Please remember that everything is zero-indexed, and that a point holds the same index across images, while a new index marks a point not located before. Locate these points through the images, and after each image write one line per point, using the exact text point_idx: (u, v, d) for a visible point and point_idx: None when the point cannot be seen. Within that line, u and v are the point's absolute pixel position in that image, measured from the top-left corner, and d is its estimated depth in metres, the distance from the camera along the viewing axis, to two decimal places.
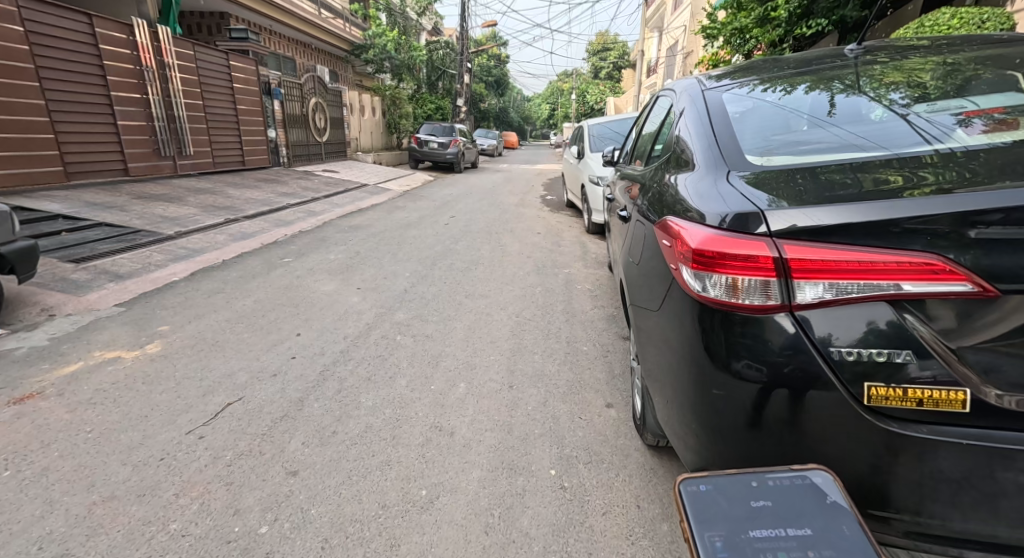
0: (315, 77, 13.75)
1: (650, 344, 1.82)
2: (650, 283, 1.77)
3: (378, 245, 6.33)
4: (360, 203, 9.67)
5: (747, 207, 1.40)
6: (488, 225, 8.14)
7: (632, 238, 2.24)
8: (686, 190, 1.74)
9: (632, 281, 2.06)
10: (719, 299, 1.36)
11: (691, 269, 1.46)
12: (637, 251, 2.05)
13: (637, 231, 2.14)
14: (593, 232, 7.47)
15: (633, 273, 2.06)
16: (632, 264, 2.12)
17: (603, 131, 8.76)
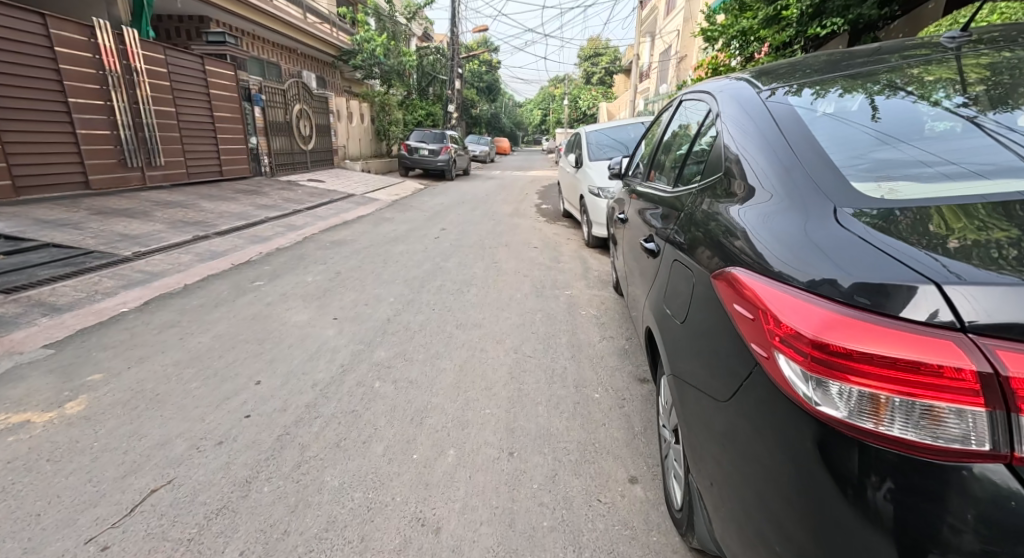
0: (300, 82, 13.26)
1: (706, 440, 1.37)
2: (705, 349, 1.37)
3: (361, 263, 5.82)
4: (345, 215, 9.16)
5: (902, 282, 0.98)
6: (482, 238, 7.65)
7: (665, 284, 1.87)
8: (759, 237, 1.29)
9: (671, 338, 1.67)
10: (860, 422, 0.94)
11: (801, 366, 1.02)
12: (676, 303, 1.67)
13: (672, 275, 1.78)
14: (594, 246, 7.00)
15: (672, 331, 1.67)
16: (667, 319, 1.73)
17: (601, 139, 8.32)
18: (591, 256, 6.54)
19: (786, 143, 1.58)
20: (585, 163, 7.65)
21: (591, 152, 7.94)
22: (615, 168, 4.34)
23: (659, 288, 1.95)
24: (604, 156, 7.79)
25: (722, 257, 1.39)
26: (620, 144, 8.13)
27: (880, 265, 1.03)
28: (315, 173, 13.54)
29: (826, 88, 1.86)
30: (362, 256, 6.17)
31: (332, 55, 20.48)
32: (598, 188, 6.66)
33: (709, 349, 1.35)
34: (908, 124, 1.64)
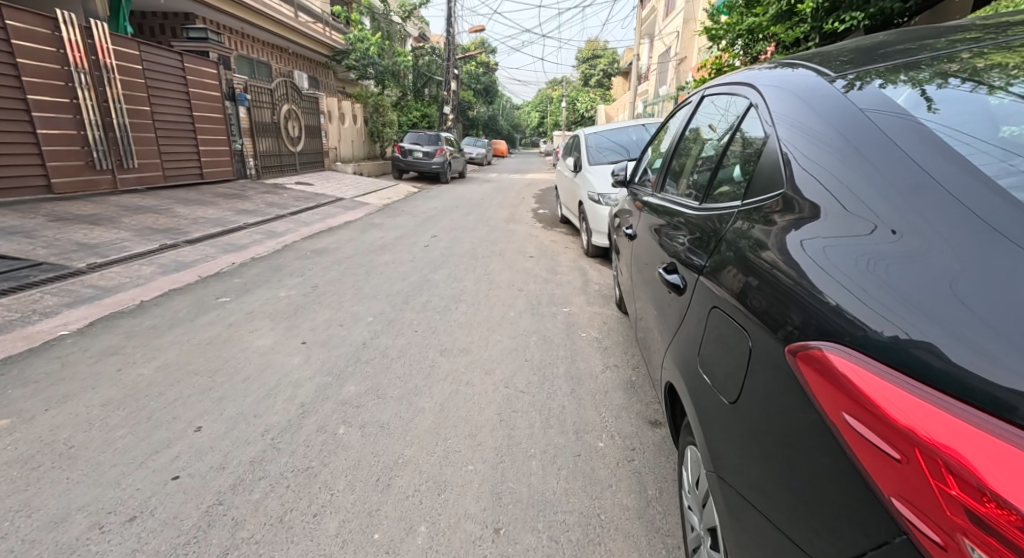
0: (289, 82, 12.84)
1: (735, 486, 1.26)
2: (733, 392, 1.31)
3: (343, 274, 5.39)
4: (331, 221, 8.72)
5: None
6: (474, 246, 7.23)
7: (676, 315, 1.82)
8: (856, 277, 1.05)
9: (688, 372, 1.62)
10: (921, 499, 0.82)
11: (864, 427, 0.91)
12: (695, 337, 1.61)
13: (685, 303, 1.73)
14: (594, 256, 6.57)
15: (689, 369, 1.61)
16: (683, 355, 1.68)
17: (601, 141, 7.90)
18: (590, 267, 6.11)
19: (850, 150, 1.29)
20: (584, 167, 7.24)
21: (590, 155, 7.52)
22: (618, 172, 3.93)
23: (670, 316, 1.90)
24: (604, 159, 7.37)
25: (748, 270, 1.37)
26: (621, 147, 7.71)
27: (957, 322, 0.89)
28: (304, 176, 13.10)
29: (861, 79, 1.51)
30: (344, 267, 5.74)
31: (324, 55, 20.07)
32: (598, 195, 6.24)
33: (738, 393, 1.28)
34: (975, 115, 1.24)
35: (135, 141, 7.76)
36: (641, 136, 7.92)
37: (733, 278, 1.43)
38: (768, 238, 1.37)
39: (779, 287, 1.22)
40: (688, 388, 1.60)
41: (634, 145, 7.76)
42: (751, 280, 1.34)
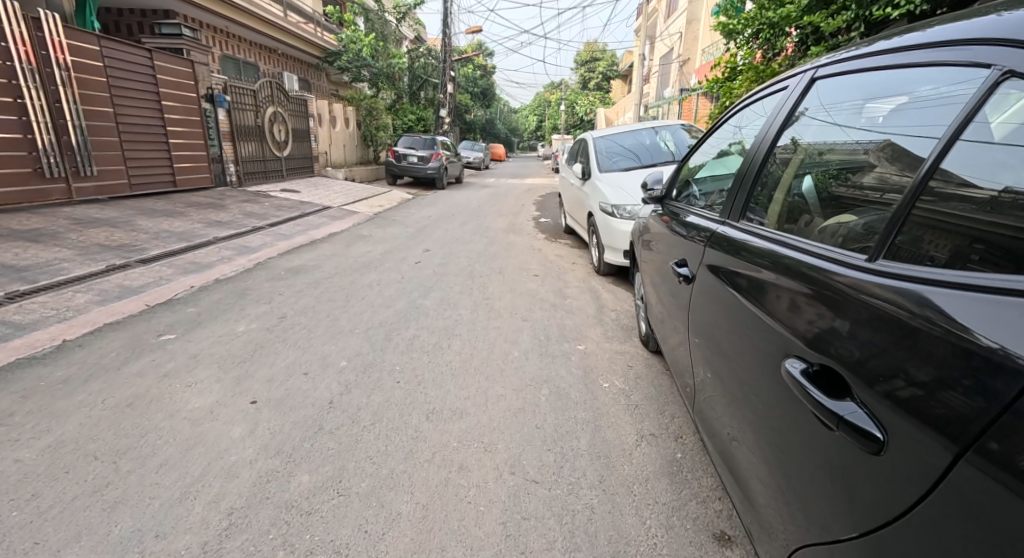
0: (274, 83, 12.15)
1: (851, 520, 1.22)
2: (834, 447, 1.28)
3: (320, 301, 4.66)
4: (315, 233, 8.01)
5: None
6: (471, 262, 6.51)
7: (745, 365, 1.79)
8: None
9: (772, 424, 1.58)
10: None
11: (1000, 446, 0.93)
12: (773, 386, 1.59)
13: (754, 351, 1.71)
14: (605, 273, 5.88)
15: (774, 421, 1.58)
16: (762, 406, 1.65)
17: (611, 146, 7.18)
18: (602, 289, 5.39)
19: None
20: (594, 175, 6.54)
21: (600, 161, 6.80)
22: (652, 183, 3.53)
23: (736, 364, 1.87)
24: (615, 165, 6.67)
25: (835, 308, 1.37)
26: (633, 151, 6.99)
27: None
28: (291, 182, 12.39)
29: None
30: (322, 291, 5.01)
31: (315, 56, 19.39)
32: (613, 207, 5.52)
33: (841, 449, 1.26)
34: None
35: (96, 145, 7.06)
36: (654, 139, 7.18)
37: (810, 312, 1.45)
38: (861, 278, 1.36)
39: (881, 320, 1.23)
40: (775, 445, 1.56)
41: (647, 148, 7.03)
42: (837, 323, 1.34)
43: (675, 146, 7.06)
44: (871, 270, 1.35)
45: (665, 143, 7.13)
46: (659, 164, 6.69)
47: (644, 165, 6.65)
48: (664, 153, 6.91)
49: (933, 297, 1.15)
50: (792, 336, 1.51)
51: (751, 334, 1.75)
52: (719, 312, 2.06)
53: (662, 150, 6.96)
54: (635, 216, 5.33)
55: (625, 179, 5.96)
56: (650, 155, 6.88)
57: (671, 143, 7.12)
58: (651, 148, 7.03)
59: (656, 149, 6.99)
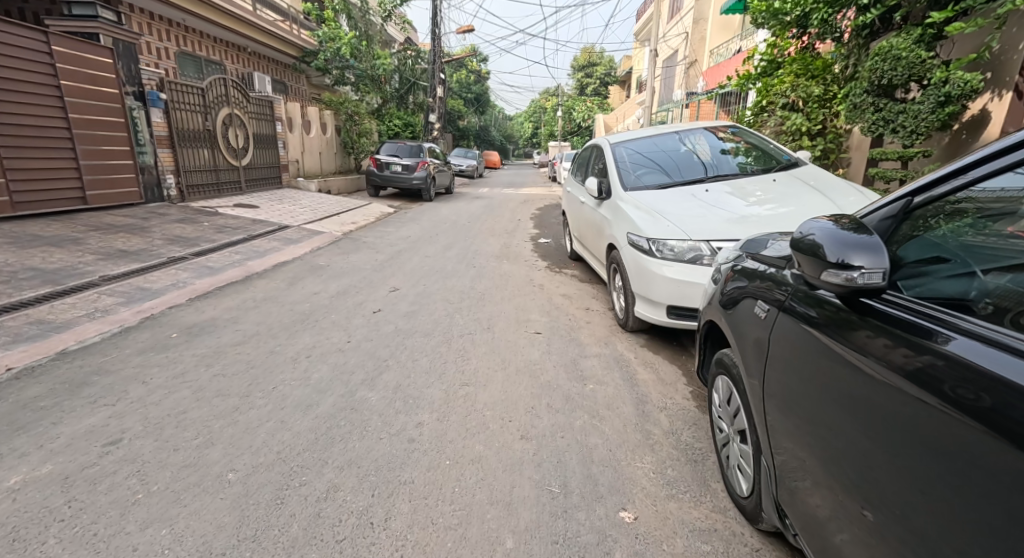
0: (229, 80, 10.57)
1: None
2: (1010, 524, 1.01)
3: (203, 394, 3.00)
4: (255, 264, 6.36)
5: None
6: (449, 313, 4.88)
7: (854, 461, 1.42)
8: None
9: (909, 521, 1.23)
10: None
11: None
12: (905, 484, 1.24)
13: (858, 440, 1.40)
14: (635, 328, 4.31)
15: (924, 535, 1.19)
16: (897, 511, 1.26)
17: (634, 155, 5.50)
18: (632, 363, 3.76)
19: None
20: (614, 196, 4.87)
21: (622, 175, 5.12)
22: (814, 256, 1.57)
23: (845, 453, 1.45)
24: (641, 180, 5.02)
25: (915, 352, 1.29)
26: (664, 162, 5.30)
27: None
28: (250, 196, 10.74)
29: None
30: (217, 371, 3.34)
31: (291, 56, 17.82)
32: (650, 245, 3.87)
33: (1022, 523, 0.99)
34: None
35: None
36: (686, 147, 5.49)
37: (895, 353, 1.33)
38: (924, 331, 1.31)
39: (963, 372, 1.17)
40: None
41: (681, 158, 5.34)
42: (915, 372, 1.27)
43: (718, 153, 5.36)
44: (987, 341, 1.20)
45: (702, 150, 5.44)
46: (702, 178, 4.98)
47: (681, 180, 4.95)
48: (704, 163, 5.22)
49: (1006, 355, 1.13)
50: (898, 411, 1.29)
51: (848, 417, 1.45)
52: (794, 387, 1.69)
53: (701, 160, 5.27)
54: (681, 257, 3.68)
55: (660, 200, 4.30)
56: (687, 167, 5.18)
57: (710, 150, 5.43)
58: (685, 157, 5.35)
59: (695, 159, 5.30)
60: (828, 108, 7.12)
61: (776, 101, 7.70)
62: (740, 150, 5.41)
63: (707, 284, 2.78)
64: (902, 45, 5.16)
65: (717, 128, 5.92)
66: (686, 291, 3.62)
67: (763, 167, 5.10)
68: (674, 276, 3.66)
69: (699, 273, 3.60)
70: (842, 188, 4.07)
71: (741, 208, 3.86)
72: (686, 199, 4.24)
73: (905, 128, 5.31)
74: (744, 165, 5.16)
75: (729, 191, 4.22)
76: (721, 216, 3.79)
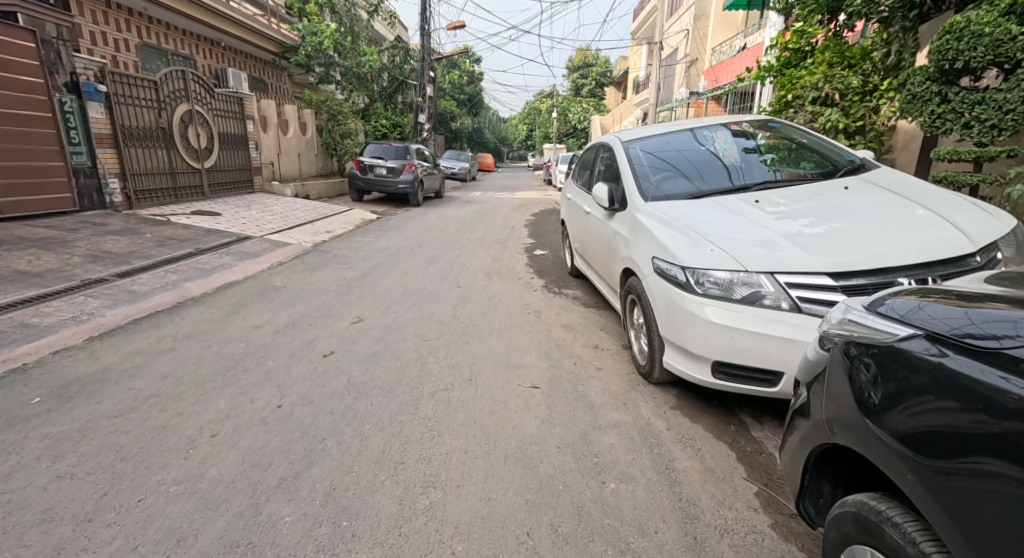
0: (188, 73, 9.53)
1: None
2: None
3: (21, 518, 1.96)
4: (194, 286, 5.33)
5: None
6: (422, 354, 3.87)
7: None
8: None
9: None
10: None
11: None
12: None
13: None
14: (661, 379, 3.31)
15: None
16: None
17: (651, 155, 4.47)
18: (663, 439, 2.75)
19: None
20: (631, 207, 3.85)
21: (638, 180, 4.09)
22: None
23: None
24: (660, 187, 4.01)
25: None
26: (690, 163, 4.26)
27: None
28: (212, 203, 9.70)
29: None
30: (68, 465, 2.31)
31: (270, 51, 16.75)
32: (684, 275, 2.85)
33: None
34: None
35: None
36: (714, 146, 4.46)
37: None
38: None
39: None
40: None
41: (709, 158, 4.31)
42: None
43: (757, 152, 4.33)
44: None
45: (736, 148, 4.40)
46: (742, 182, 3.94)
47: (716, 186, 3.92)
48: (741, 164, 4.18)
49: None
50: None
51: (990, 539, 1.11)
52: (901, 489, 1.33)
53: (736, 160, 4.23)
54: (731, 294, 2.66)
55: (695, 214, 3.27)
56: (720, 170, 4.16)
57: (747, 148, 4.39)
58: (717, 157, 4.32)
59: (729, 159, 4.26)
60: (869, 102, 6.15)
61: (804, 94, 6.71)
62: (780, 148, 4.38)
63: (807, 350, 1.81)
64: (983, 19, 4.20)
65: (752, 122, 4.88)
66: (741, 343, 2.58)
67: (816, 169, 4.08)
68: (723, 322, 2.63)
69: (760, 317, 2.55)
70: (946, 195, 3.02)
71: (812, 224, 2.82)
72: (731, 211, 3.21)
73: (982, 122, 4.37)
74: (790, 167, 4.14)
75: (789, 201, 3.18)
76: (785, 235, 2.75)
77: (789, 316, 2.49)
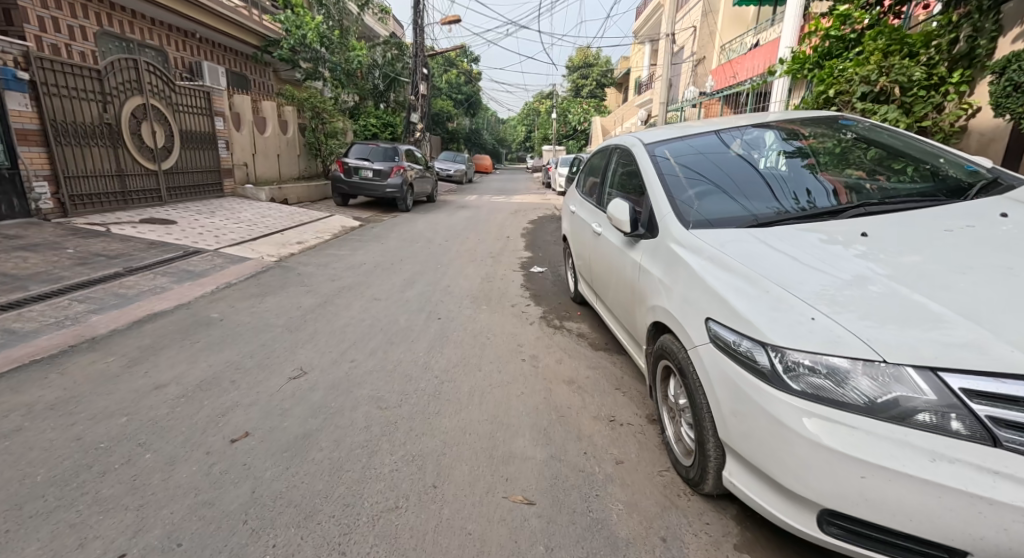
0: (141, 62, 8.45)
1: None
2: None
3: None
4: (102, 321, 4.25)
5: None
6: (374, 437, 2.79)
7: None
8: None
9: None
10: None
11: None
12: None
13: None
14: (711, 492, 2.26)
15: None
16: None
17: (679, 161, 3.36)
18: None
19: None
20: (663, 235, 2.76)
21: (670, 198, 2.99)
22: None
23: None
24: (697, 205, 2.92)
25: None
26: (730, 174, 3.16)
27: None
28: (168, 209, 8.66)
29: None
30: None
31: (251, 45, 15.63)
32: (765, 356, 1.78)
33: None
34: None
35: None
36: (766, 150, 3.35)
37: None
38: None
39: None
40: None
41: (754, 166, 3.22)
42: None
43: (815, 157, 3.24)
44: None
45: (787, 152, 3.31)
46: (811, 201, 2.85)
47: (779, 206, 2.82)
48: (792, 174, 3.10)
49: None
50: None
51: None
52: None
53: (793, 170, 3.14)
54: (849, 395, 1.60)
55: (765, 251, 2.21)
56: (774, 183, 3.06)
57: (800, 151, 3.29)
58: (767, 165, 3.21)
59: (782, 168, 3.17)
60: (932, 97, 5.12)
61: (850, 89, 5.63)
62: (853, 155, 3.27)
63: None
64: None
65: (817, 118, 3.74)
66: (876, 486, 1.51)
67: (906, 181, 3.01)
68: (844, 448, 1.55)
69: (915, 447, 1.47)
70: None
71: (966, 277, 1.78)
72: (821, 250, 2.15)
73: None
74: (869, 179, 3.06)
75: (906, 236, 2.13)
76: (934, 299, 1.69)
77: (971, 450, 1.43)
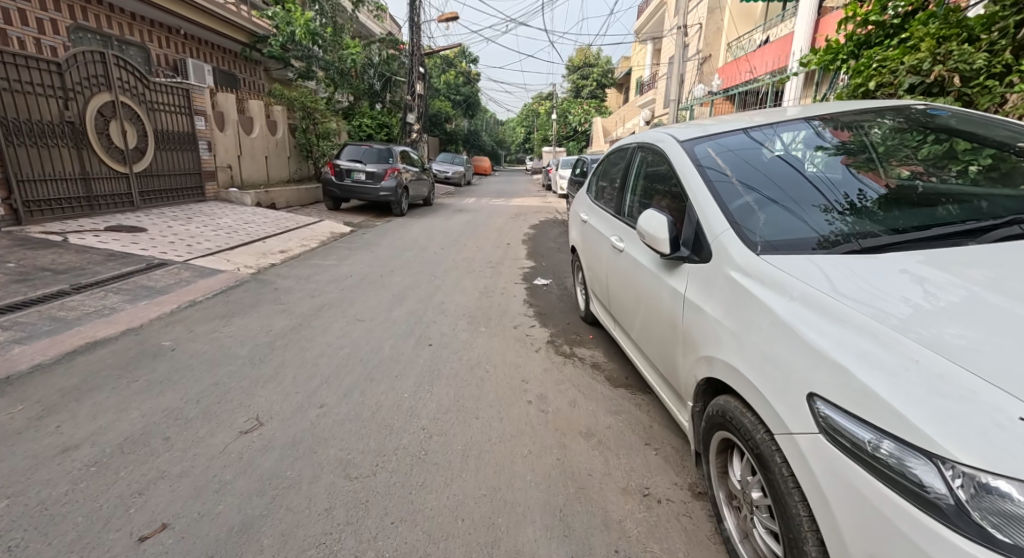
0: (110, 56, 7.78)
1: None
2: None
3: None
4: (30, 353, 3.58)
5: None
6: (337, 526, 2.12)
7: None
8: None
9: None
10: None
11: None
12: None
13: None
14: None
15: None
16: None
17: (727, 160, 2.66)
18: None
19: None
20: (720, 260, 2.08)
21: (725, 209, 2.29)
22: None
23: None
24: (741, 220, 2.24)
25: None
26: (770, 177, 2.49)
27: None
28: (141, 215, 8.01)
29: None
30: None
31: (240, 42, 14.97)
32: (938, 477, 1.12)
33: None
34: None
35: None
36: (814, 143, 2.65)
37: None
38: None
39: None
40: None
41: (795, 166, 2.54)
42: None
43: (862, 158, 2.54)
44: None
45: (824, 146, 2.63)
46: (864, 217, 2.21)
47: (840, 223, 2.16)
48: (841, 179, 2.44)
49: None
50: None
51: None
52: None
53: (840, 170, 2.49)
54: None
55: (888, 295, 1.54)
56: (824, 191, 2.39)
57: (842, 146, 2.62)
58: (824, 166, 2.52)
59: (825, 170, 2.50)
60: (995, 88, 4.40)
61: (897, 80, 4.99)
62: (913, 149, 2.58)
63: None
64: None
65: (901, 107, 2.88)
66: None
67: (976, 189, 2.35)
68: None
69: None
70: None
71: None
72: (947, 292, 1.53)
73: None
74: (936, 189, 2.38)
75: None
76: None
77: None
